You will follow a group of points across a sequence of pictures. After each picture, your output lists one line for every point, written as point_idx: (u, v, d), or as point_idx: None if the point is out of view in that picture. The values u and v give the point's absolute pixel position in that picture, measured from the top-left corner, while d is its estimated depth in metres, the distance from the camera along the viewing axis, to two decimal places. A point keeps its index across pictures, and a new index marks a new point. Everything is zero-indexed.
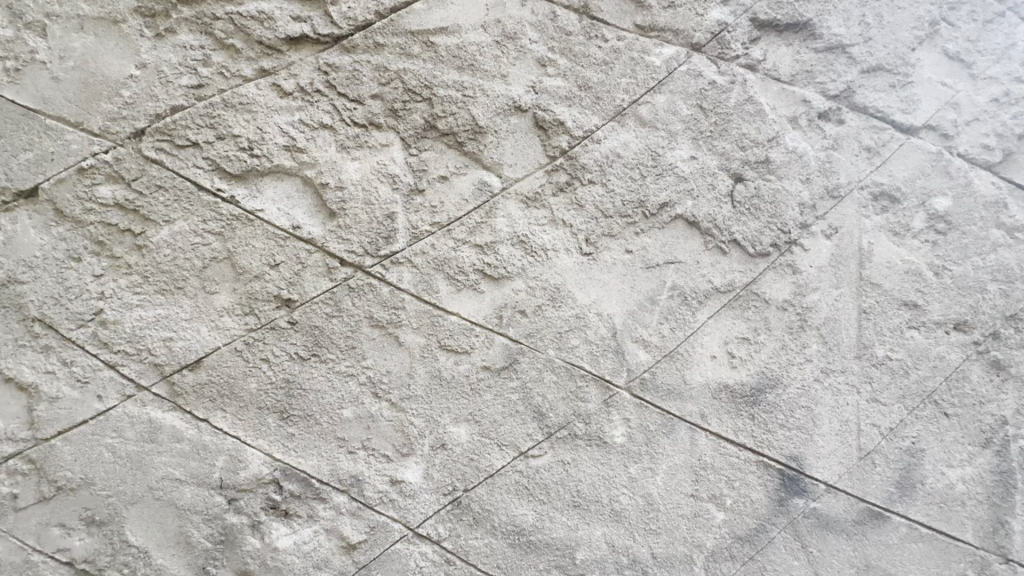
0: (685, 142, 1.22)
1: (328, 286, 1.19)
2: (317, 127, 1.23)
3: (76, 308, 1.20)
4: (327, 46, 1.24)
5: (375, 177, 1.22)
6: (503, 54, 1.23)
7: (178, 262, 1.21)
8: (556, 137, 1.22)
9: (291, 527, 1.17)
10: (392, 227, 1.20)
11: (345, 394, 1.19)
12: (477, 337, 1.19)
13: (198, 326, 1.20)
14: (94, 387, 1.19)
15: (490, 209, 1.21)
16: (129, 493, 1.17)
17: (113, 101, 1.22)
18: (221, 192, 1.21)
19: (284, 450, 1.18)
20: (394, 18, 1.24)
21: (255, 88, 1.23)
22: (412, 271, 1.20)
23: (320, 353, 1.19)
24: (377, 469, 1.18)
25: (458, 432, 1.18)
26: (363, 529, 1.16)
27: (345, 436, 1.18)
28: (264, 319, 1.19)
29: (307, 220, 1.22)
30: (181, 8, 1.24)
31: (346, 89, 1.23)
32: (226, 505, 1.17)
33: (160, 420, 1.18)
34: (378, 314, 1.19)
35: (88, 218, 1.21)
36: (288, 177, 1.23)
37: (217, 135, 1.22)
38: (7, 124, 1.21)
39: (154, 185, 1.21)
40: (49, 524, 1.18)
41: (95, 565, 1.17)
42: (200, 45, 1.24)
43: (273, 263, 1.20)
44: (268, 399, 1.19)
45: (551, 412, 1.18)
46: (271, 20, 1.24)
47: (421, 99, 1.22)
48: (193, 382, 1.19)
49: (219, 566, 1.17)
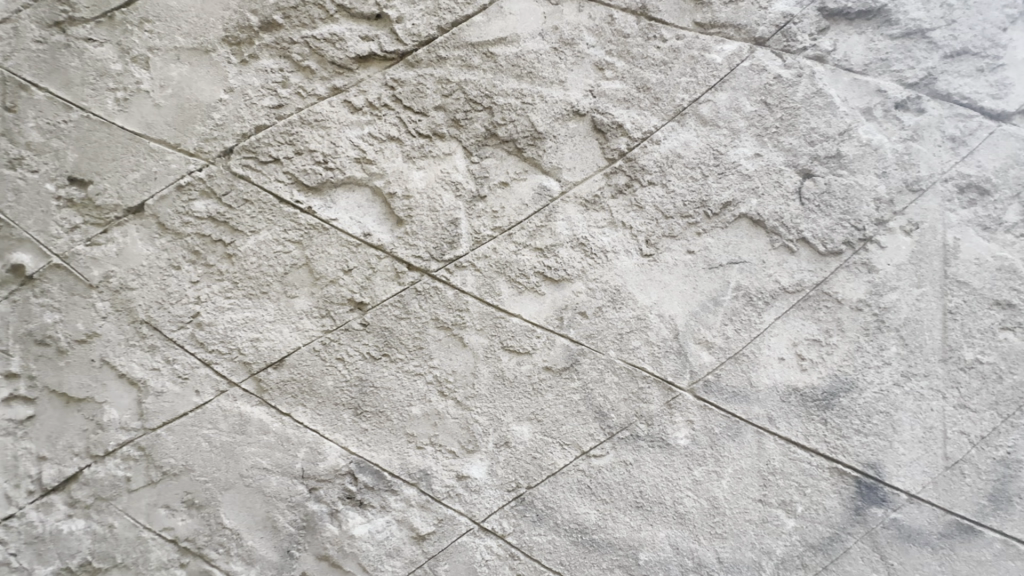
0: (749, 139, 1.20)
1: (397, 289, 1.26)
2: (385, 140, 1.30)
3: (177, 311, 1.33)
4: (393, 62, 1.31)
5: (440, 186, 1.27)
6: (561, 60, 1.25)
7: (263, 268, 1.31)
8: (615, 139, 1.22)
9: (366, 517, 1.24)
10: (456, 233, 1.25)
11: (414, 392, 1.25)
12: (539, 338, 1.22)
13: (281, 327, 1.30)
14: (192, 383, 1.32)
15: (549, 213, 1.24)
16: (223, 479, 1.29)
17: (205, 124, 1.35)
18: (300, 204, 1.31)
19: (358, 444, 1.26)
20: (455, 31, 1.29)
21: (328, 105, 1.32)
22: (475, 274, 1.24)
23: (390, 353, 1.26)
24: (444, 464, 1.23)
25: (521, 431, 1.21)
26: (431, 521, 1.22)
27: (414, 432, 1.24)
28: (338, 321, 1.28)
29: (377, 228, 1.29)
30: (263, 35, 1.35)
31: (411, 102, 1.29)
32: (307, 494, 1.26)
33: (249, 414, 1.29)
34: (444, 316, 1.24)
35: (186, 231, 1.34)
36: (359, 188, 1.31)
37: (295, 151, 1.32)
38: (119, 148, 1.37)
39: (241, 199, 1.32)
40: (157, 505, 1.32)
41: (194, 544, 1.29)
42: (280, 69, 1.34)
43: (347, 268, 1.28)
44: (344, 396, 1.27)
45: (613, 413, 1.19)
46: (342, 41, 1.32)
47: (481, 108, 1.27)
48: (277, 379, 1.29)
49: (302, 550, 1.26)
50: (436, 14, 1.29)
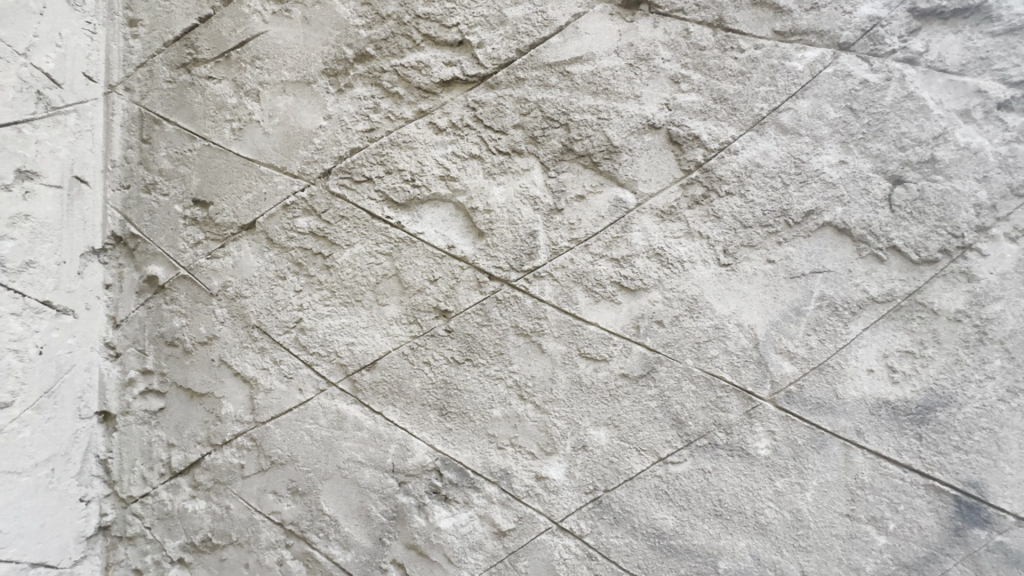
0: (833, 147, 1.18)
1: (479, 298, 1.34)
2: (467, 158, 1.38)
3: (283, 317, 1.48)
4: (474, 85, 1.39)
5: (519, 200, 1.34)
6: (637, 76, 1.28)
7: (358, 278, 1.44)
8: (691, 151, 1.24)
9: (450, 511, 1.33)
10: (534, 244, 1.32)
11: (495, 395, 1.32)
12: (616, 346, 1.25)
13: (373, 332, 1.42)
14: (296, 382, 1.46)
15: (625, 224, 1.27)
16: (323, 470, 1.43)
17: (307, 148, 1.50)
18: (390, 219, 1.42)
19: (444, 442, 1.34)
20: (533, 53, 1.35)
21: (415, 127, 1.42)
22: (553, 284, 1.30)
23: (473, 358, 1.34)
24: (523, 465, 1.29)
25: (598, 435, 1.25)
26: (512, 518, 1.29)
27: (495, 433, 1.32)
28: (425, 327, 1.38)
29: (460, 240, 1.38)
30: (357, 66, 1.48)
31: (492, 122, 1.37)
32: (397, 487, 1.37)
33: (345, 411, 1.42)
34: (523, 324, 1.31)
35: (291, 245, 1.49)
36: (443, 203, 1.41)
37: (386, 170, 1.43)
38: (235, 173, 1.55)
39: (338, 216, 1.46)
40: (266, 491, 1.47)
41: (298, 528, 1.43)
42: (372, 96, 1.46)
43: (433, 278, 1.38)
44: (430, 397, 1.36)
45: (690, 420, 1.20)
46: (428, 68, 1.42)
47: (558, 125, 1.32)
48: (370, 380, 1.41)
49: (392, 539, 1.37)
50: (514, 38, 1.36)
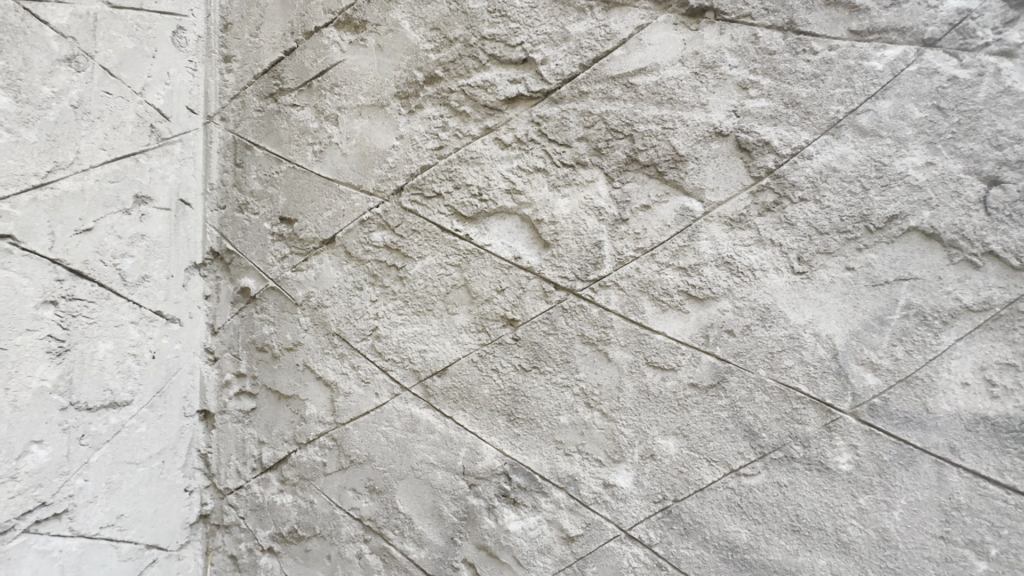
0: (918, 148, 1.12)
1: (545, 307, 1.37)
2: (533, 171, 1.42)
3: (361, 325, 1.59)
4: (538, 100, 1.43)
5: (583, 211, 1.36)
6: (702, 84, 1.28)
7: (429, 289, 1.51)
8: (761, 157, 1.22)
9: (519, 514, 1.37)
10: (599, 254, 1.33)
11: (562, 402, 1.35)
12: (684, 355, 1.25)
13: (444, 340, 1.48)
14: (373, 386, 1.56)
15: (692, 233, 1.27)
16: (398, 470, 1.51)
17: (381, 167, 1.59)
18: (459, 232, 1.49)
19: (512, 446, 1.39)
20: (596, 67, 1.37)
21: (482, 143, 1.48)
22: (619, 293, 1.31)
23: (540, 366, 1.38)
24: (591, 472, 1.31)
25: (667, 445, 1.25)
26: (580, 524, 1.31)
27: (562, 440, 1.35)
28: (493, 336, 1.43)
29: (526, 251, 1.42)
30: (427, 88, 1.56)
31: (556, 136, 1.40)
32: (468, 488, 1.42)
33: (418, 415, 1.50)
34: (589, 332, 1.33)
35: (367, 258, 1.59)
36: (509, 216, 1.45)
37: (454, 186, 1.50)
38: (317, 191, 1.68)
39: (410, 230, 1.54)
40: (346, 488, 1.58)
41: (376, 524, 1.53)
42: (441, 116, 1.54)
43: (500, 288, 1.42)
44: (499, 403, 1.41)
45: (764, 432, 1.18)
46: (494, 86, 1.47)
47: (622, 136, 1.34)
48: (441, 385, 1.48)
49: (463, 539, 1.42)
50: (577, 53, 1.39)
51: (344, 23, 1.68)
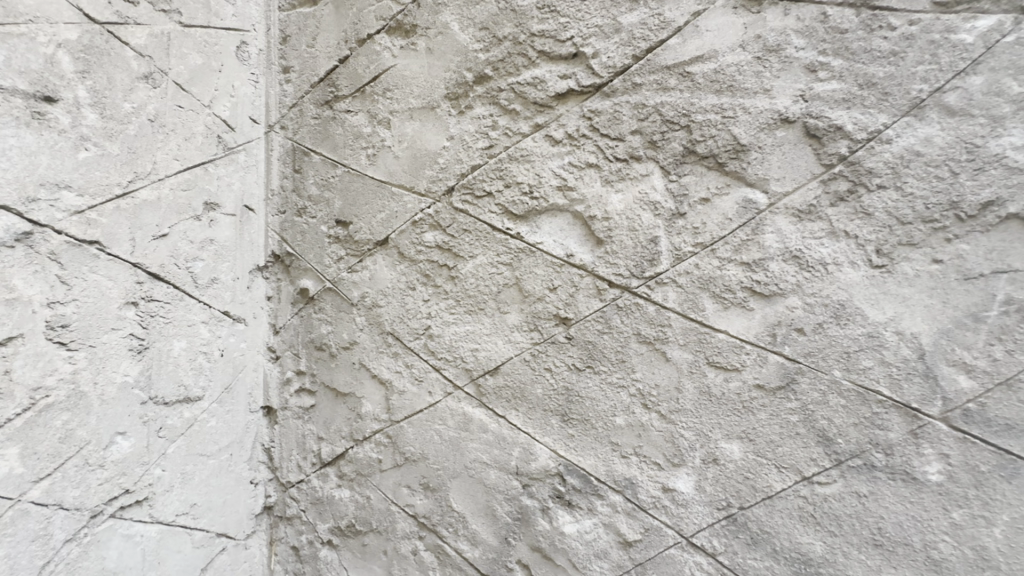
0: (1018, 126, 1.01)
1: (599, 305, 1.34)
2: (584, 167, 1.39)
3: (414, 325, 1.61)
4: (590, 95, 1.40)
5: (638, 207, 1.32)
6: (766, 69, 1.21)
7: (480, 288, 1.51)
8: (833, 143, 1.14)
9: (574, 516, 1.34)
10: (655, 251, 1.29)
11: (618, 403, 1.32)
12: (749, 355, 1.19)
13: (496, 339, 1.48)
14: (426, 385, 1.58)
15: (756, 226, 1.20)
16: (451, 468, 1.52)
17: (432, 168, 1.61)
18: (510, 231, 1.48)
19: (566, 447, 1.36)
20: (650, 57, 1.32)
21: (532, 141, 1.46)
22: (677, 290, 1.26)
23: (594, 365, 1.34)
24: (649, 475, 1.27)
25: (731, 449, 1.19)
26: (638, 529, 1.27)
27: (618, 441, 1.31)
28: (546, 335, 1.41)
29: (579, 248, 1.39)
30: (476, 87, 1.56)
31: (608, 130, 1.37)
32: (521, 489, 1.41)
33: (471, 413, 1.50)
34: (646, 331, 1.29)
35: (419, 258, 1.62)
36: (561, 213, 1.43)
37: (505, 184, 1.49)
38: (370, 194, 1.72)
39: (461, 229, 1.55)
40: (401, 484, 1.60)
41: (430, 521, 1.54)
42: (491, 115, 1.53)
43: (552, 286, 1.40)
44: (552, 403, 1.39)
45: (840, 438, 1.10)
46: (544, 82, 1.45)
47: (679, 127, 1.29)
48: (494, 384, 1.47)
49: (517, 540, 1.41)
50: (630, 44, 1.35)
51: (395, 29, 1.71)
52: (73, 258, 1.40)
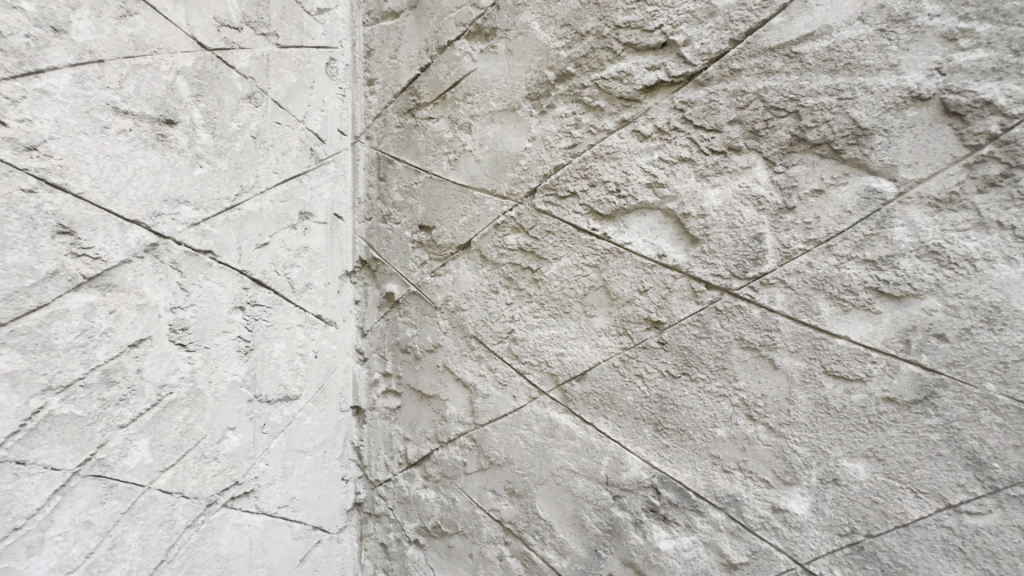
0: None
1: (695, 308, 1.26)
2: (676, 161, 1.31)
3: (497, 328, 1.60)
4: (681, 85, 1.32)
5: (739, 201, 1.22)
6: (892, 42, 1.07)
7: (565, 291, 1.47)
8: (980, 121, 0.99)
9: (670, 532, 1.27)
10: (760, 249, 1.19)
11: (718, 413, 1.23)
12: (876, 364, 1.06)
13: (582, 343, 1.43)
14: (510, 389, 1.56)
15: (882, 218, 1.07)
16: (537, 475, 1.49)
17: (514, 170, 1.59)
18: (596, 231, 1.42)
19: (661, 459, 1.29)
20: (750, 40, 1.22)
21: (618, 137, 1.40)
22: (786, 291, 1.15)
23: (690, 372, 1.26)
24: (756, 493, 1.17)
25: (855, 469, 1.07)
26: (744, 551, 1.17)
27: (720, 455, 1.22)
28: (636, 339, 1.34)
29: (671, 248, 1.32)
30: (558, 86, 1.53)
31: (703, 121, 1.28)
32: (612, 500, 1.36)
33: (557, 419, 1.46)
34: (750, 336, 1.19)
35: (502, 261, 1.60)
36: (651, 211, 1.36)
37: (590, 183, 1.44)
38: (452, 199, 1.73)
39: (544, 231, 1.51)
40: (486, 488, 1.60)
41: (516, 527, 1.52)
42: (573, 113, 1.49)
43: (643, 288, 1.34)
44: (644, 411, 1.32)
45: (996, 462, 0.95)
46: (630, 76, 1.39)
47: (786, 113, 1.18)
48: (580, 390, 1.43)
49: (608, 553, 1.36)
50: (727, 27, 1.25)
51: (475, 33, 1.72)
52: (191, 266, 1.50)
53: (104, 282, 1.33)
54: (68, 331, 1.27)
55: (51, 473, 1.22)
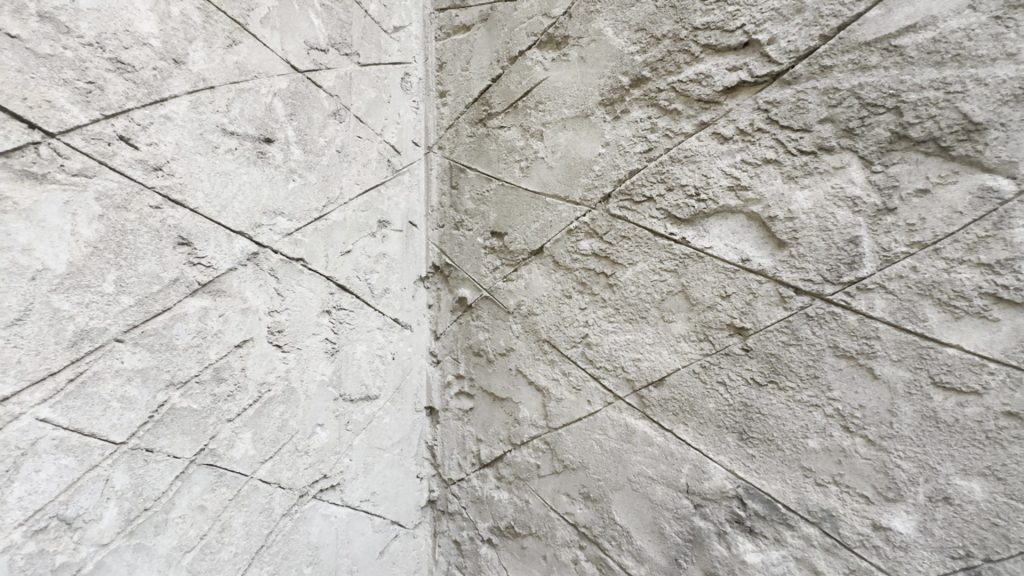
0: None
1: (784, 314, 1.22)
2: (761, 163, 1.28)
3: (570, 333, 1.62)
4: (764, 85, 1.28)
5: (831, 203, 1.18)
6: (1009, 30, 1.00)
7: (641, 296, 1.47)
8: None
9: (758, 546, 1.23)
10: (856, 252, 1.13)
11: (810, 424, 1.18)
12: (993, 375, 0.99)
13: (659, 349, 1.42)
14: (584, 394, 1.57)
15: (999, 219, 1.00)
16: (613, 480, 1.49)
17: (588, 176, 1.60)
18: (674, 236, 1.41)
19: (746, 469, 1.26)
20: (843, 35, 1.17)
21: (697, 140, 1.38)
22: (886, 297, 1.10)
23: (778, 381, 1.22)
24: (854, 509, 1.12)
25: (969, 487, 1.00)
26: (841, 569, 1.12)
27: (812, 467, 1.17)
28: (718, 345, 1.32)
29: (756, 252, 1.28)
30: (633, 91, 1.52)
31: (791, 121, 1.24)
32: (693, 509, 1.34)
33: (634, 425, 1.46)
34: (845, 344, 1.14)
35: (575, 266, 1.62)
36: (733, 215, 1.33)
37: (667, 188, 1.43)
38: (524, 206, 1.77)
39: (619, 236, 1.51)
40: (560, 492, 1.61)
41: (591, 532, 1.53)
42: (649, 117, 1.48)
43: (725, 294, 1.31)
44: (727, 419, 1.29)
45: None
46: (710, 77, 1.36)
47: (884, 110, 1.12)
48: (659, 397, 1.41)
49: (689, 562, 1.34)
50: (816, 23, 1.20)
51: (546, 43, 1.75)
52: (286, 272, 1.62)
53: (215, 288, 1.46)
54: (187, 333, 1.40)
55: (173, 461, 1.35)
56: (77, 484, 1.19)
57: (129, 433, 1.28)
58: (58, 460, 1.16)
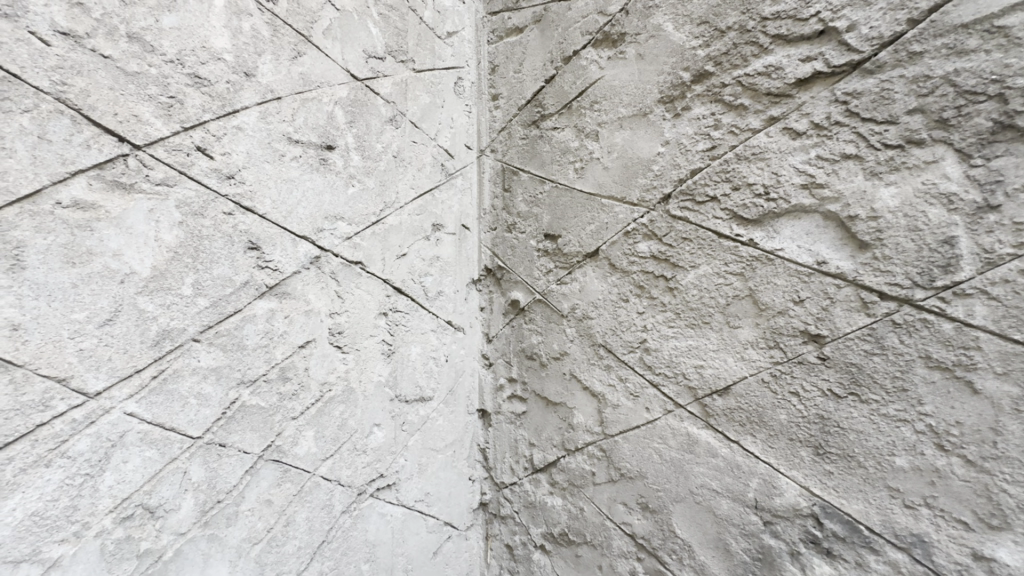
0: None
1: (866, 321, 1.13)
2: (840, 159, 1.19)
3: (627, 337, 1.57)
4: (842, 75, 1.20)
5: (922, 201, 1.08)
6: None
7: (704, 300, 1.40)
8: None
9: (836, 569, 1.15)
10: (952, 254, 1.04)
11: (897, 440, 1.09)
12: None
13: (724, 355, 1.35)
14: (642, 400, 1.52)
15: None
16: (673, 491, 1.44)
17: (646, 176, 1.56)
18: (740, 237, 1.34)
19: (823, 486, 1.17)
20: (936, 17, 1.07)
21: (767, 136, 1.31)
22: (989, 303, 1.00)
23: (860, 393, 1.14)
24: (950, 535, 1.03)
25: None
26: None
27: (900, 487, 1.09)
28: (790, 353, 1.24)
29: (833, 254, 1.20)
30: (694, 87, 1.47)
31: (874, 113, 1.15)
32: (762, 526, 1.27)
33: (697, 435, 1.40)
34: (939, 355, 1.05)
35: (633, 269, 1.57)
36: (807, 215, 1.25)
37: (733, 187, 1.36)
38: (579, 207, 1.74)
39: (680, 238, 1.46)
40: (617, 501, 1.57)
41: (650, 544, 1.48)
42: (712, 113, 1.42)
43: (798, 299, 1.24)
44: (801, 433, 1.21)
45: None
46: (780, 69, 1.29)
47: (985, 98, 1.02)
48: (723, 406, 1.35)
49: None
50: (904, 6, 1.11)
51: (602, 41, 1.71)
52: (346, 275, 1.66)
53: (281, 290, 1.52)
54: (256, 333, 1.46)
55: (243, 456, 1.42)
56: (159, 475, 1.27)
57: (204, 428, 1.34)
58: (143, 452, 1.24)
